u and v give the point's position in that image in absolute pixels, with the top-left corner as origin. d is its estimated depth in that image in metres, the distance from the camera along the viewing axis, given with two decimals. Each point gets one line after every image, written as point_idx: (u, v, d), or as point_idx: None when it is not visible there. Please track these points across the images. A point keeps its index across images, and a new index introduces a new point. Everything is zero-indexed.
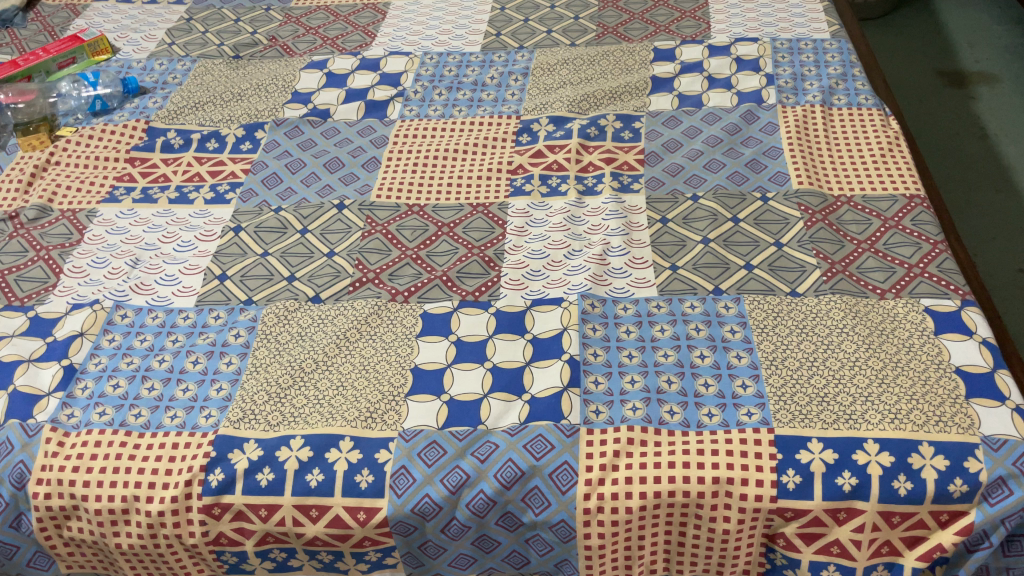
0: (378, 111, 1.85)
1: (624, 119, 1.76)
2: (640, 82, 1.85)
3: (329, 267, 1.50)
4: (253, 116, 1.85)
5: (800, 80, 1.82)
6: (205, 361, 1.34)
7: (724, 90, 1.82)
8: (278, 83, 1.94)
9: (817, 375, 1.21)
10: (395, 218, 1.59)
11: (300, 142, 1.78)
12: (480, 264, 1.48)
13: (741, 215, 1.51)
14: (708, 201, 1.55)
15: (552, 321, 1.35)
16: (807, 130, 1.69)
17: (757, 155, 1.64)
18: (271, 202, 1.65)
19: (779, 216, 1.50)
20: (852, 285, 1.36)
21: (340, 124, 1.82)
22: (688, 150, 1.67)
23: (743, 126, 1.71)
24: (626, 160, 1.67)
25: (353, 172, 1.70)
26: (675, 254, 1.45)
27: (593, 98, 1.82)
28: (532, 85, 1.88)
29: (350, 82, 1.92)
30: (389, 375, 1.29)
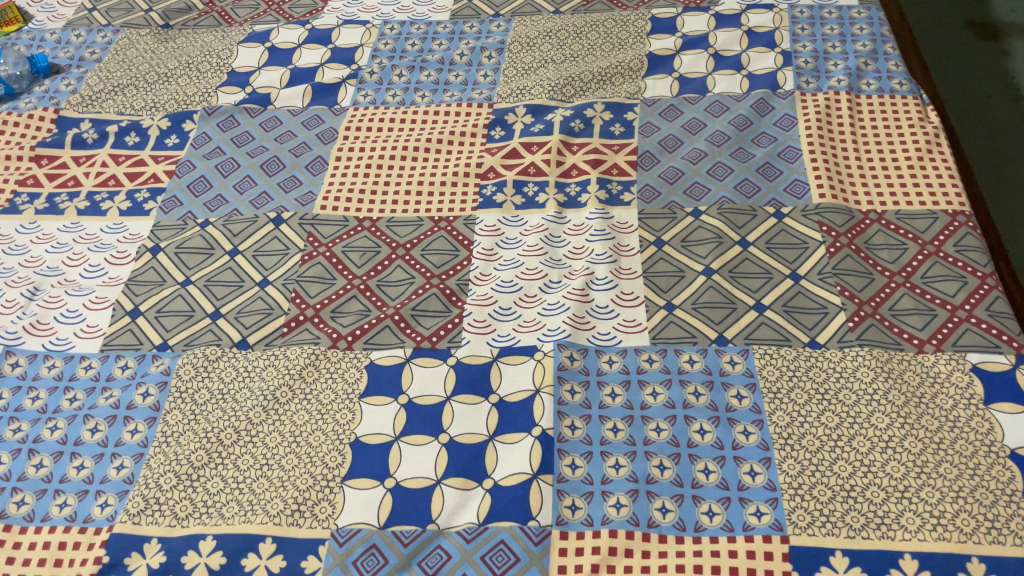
0: (327, 96, 1.58)
1: (614, 108, 1.50)
2: (633, 61, 1.58)
3: (261, 302, 1.26)
4: (181, 104, 1.59)
5: (822, 59, 1.55)
6: (105, 430, 1.12)
7: (732, 71, 1.55)
8: (213, 60, 1.66)
9: (841, 461, 1.00)
10: (342, 236, 1.35)
11: (235, 136, 1.53)
12: (439, 298, 1.25)
13: (750, 237, 1.27)
14: (712, 219, 1.30)
15: (523, 380, 1.12)
16: (830, 124, 1.43)
17: (770, 157, 1.39)
18: (197, 214, 1.41)
19: (797, 239, 1.26)
20: (883, 333, 1.13)
21: (282, 113, 1.56)
22: (689, 150, 1.42)
23: (754, 119, 1.45)
24: (616, 163, 1.42)
25: (295, 175, 1.45)
26: (671, 288, 1.22)
27: (578, 82, 1.55)
28: (507, 64, 1.61)
29: (296, 60, 1.65)
30: (323, 451, 1.07)
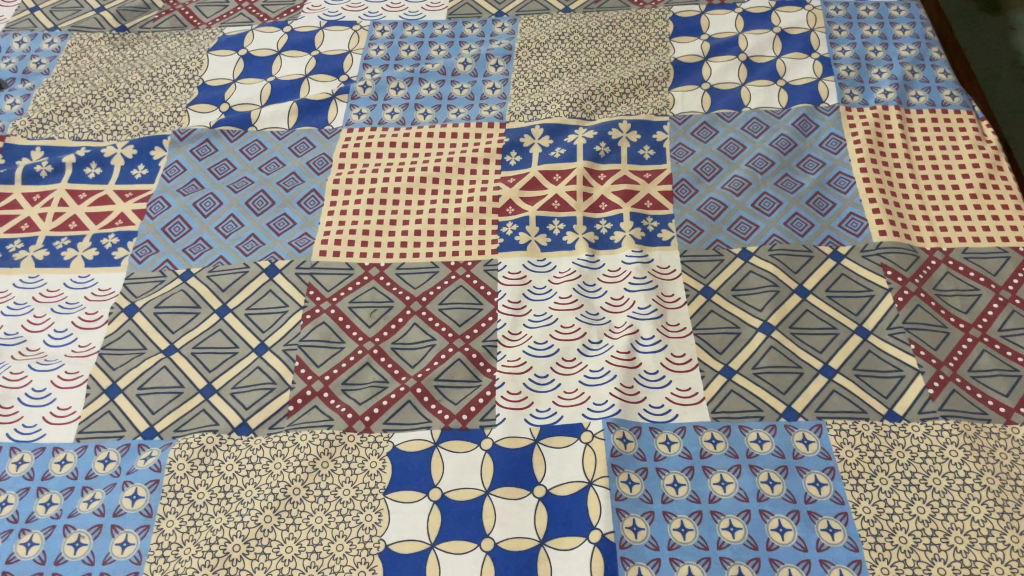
0: (315, 115, 1.40)
1: (642, 127, 1.35)
2: (657, 69, 1.43)
3: (260, 373, 1.11)
4: (147, 126, 1.39)
5: (864, 66, 1.41)
6: (89, 544, 0.96)
7: (768, 81, 1.40)
8: (180, 72, 1.46)
9: (940, 562, 0.90)
10: (347, 289, 1.19)
11: (213, 166, 1.34)
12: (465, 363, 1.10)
13: (808, 284, 1.14)
14: (764, 262, 1.17)
15: (572, 467, 0.99)
16: (881, 144, 1.30)
17: (820, 186, 1.25)
18: (176, 263, 1.23)
19: (860, 285, 1.14)
20: (967, 401, 1.02)
21: (265, 136, 1.38)
22: (729, 177, 1.28)
23: (797, 140, 1.31)
24: (649, 194, 1.27)
25: (287, 213, 1.28)
26: (727, 348, 1.09)
27: (598, 96, 1.39)
28: (516, 73, 1.44)
29: (277, 71, 1.46)
30: (349, 565, 0.94)
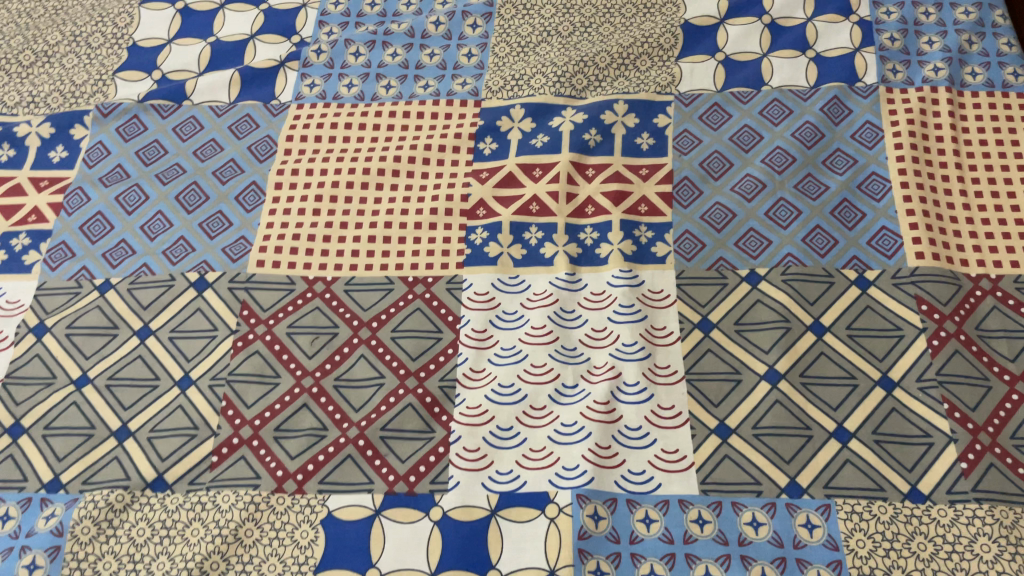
0: (260, 87, 1.20)
1: (641, 109, 1.14)
2: (664, 34, 1.20)
3: (182, 415, 0.96)
4: (67, 97, 1.20)
5: (912, 34, 1.17)
6: None
7: (794, 51, 1.17)
8: (106, 30, 1.26)
9: None
10: (287, 310, 1.03)
11: (141, 149, 1.16)
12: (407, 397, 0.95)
13: (825, 320, 0.96)
14: (775, 290, 0.99)
15: (532, 549, 0.85)
16: (926, 137, 1.08)
17: (848, 190, 1.05)
18: (94, 272, 1.07)
19: (887, 324, 0.96)
20: (1007, 479, 0.86)
21: (202, 112, 1.18)
22: (741, 177, 1.08)
23: (825, 130, 1.10)
24: (644, 196, 1.08)
25: (223, 211, 1.10)
26: (724, 401, 0.92)
27: (592, 68, 1.18)
28: (497, 36, 1.22)
29: (218, 30, 1.25)
30: None
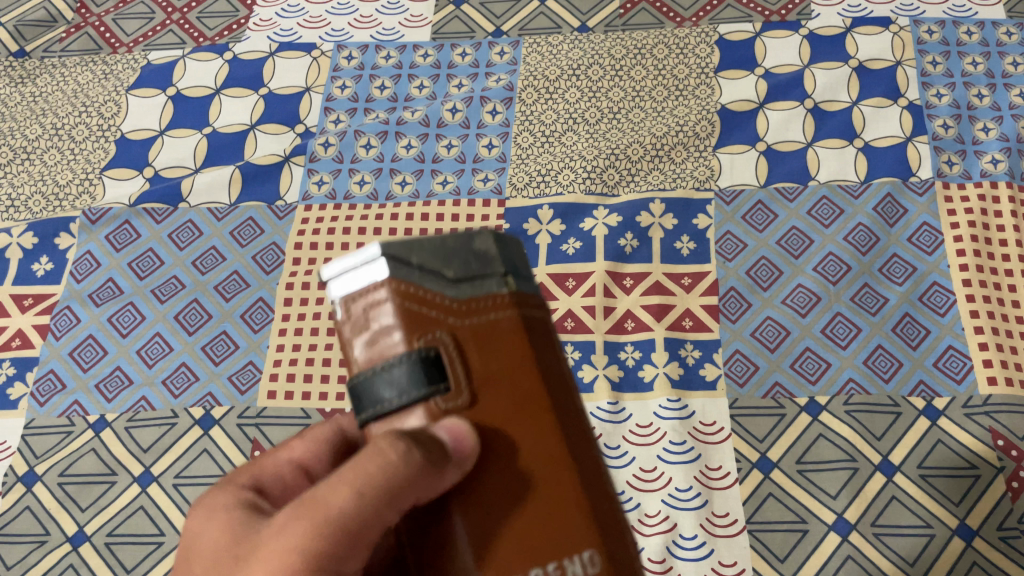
0: (263, 184, 1.10)
1: (679, 208, 1.06)
2: (699, 121, 1.11)
3: None
4: (51, 200, 1.11)
5: (966, 120, 1.09)
6: None
7: (841, 141, 1.09)
8: (92, 121, 1.17)
9: None
10: None
11: (134, 259, 1.06)
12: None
13: (894, 459, 0.89)
14: (838, 423, 0.91)
15: None
16: (990, 241, 1.01)
17: (910, 302, 0.97)
18: (87, 406, 0.97)
19: (960, 461, 0.88)
20: None
21: (200, 215, 1.09)
22: (793, 288, 0.99)
23: (880, 232, 1.02)
24: (688, 310, 0.99)
25: (227, 332, 1.00)
26: (790, 555, 0.85)
27: (623, 160, 1.09)
28: (519, 124, 1.13)
29: (214, 119, 1.16)
30: None
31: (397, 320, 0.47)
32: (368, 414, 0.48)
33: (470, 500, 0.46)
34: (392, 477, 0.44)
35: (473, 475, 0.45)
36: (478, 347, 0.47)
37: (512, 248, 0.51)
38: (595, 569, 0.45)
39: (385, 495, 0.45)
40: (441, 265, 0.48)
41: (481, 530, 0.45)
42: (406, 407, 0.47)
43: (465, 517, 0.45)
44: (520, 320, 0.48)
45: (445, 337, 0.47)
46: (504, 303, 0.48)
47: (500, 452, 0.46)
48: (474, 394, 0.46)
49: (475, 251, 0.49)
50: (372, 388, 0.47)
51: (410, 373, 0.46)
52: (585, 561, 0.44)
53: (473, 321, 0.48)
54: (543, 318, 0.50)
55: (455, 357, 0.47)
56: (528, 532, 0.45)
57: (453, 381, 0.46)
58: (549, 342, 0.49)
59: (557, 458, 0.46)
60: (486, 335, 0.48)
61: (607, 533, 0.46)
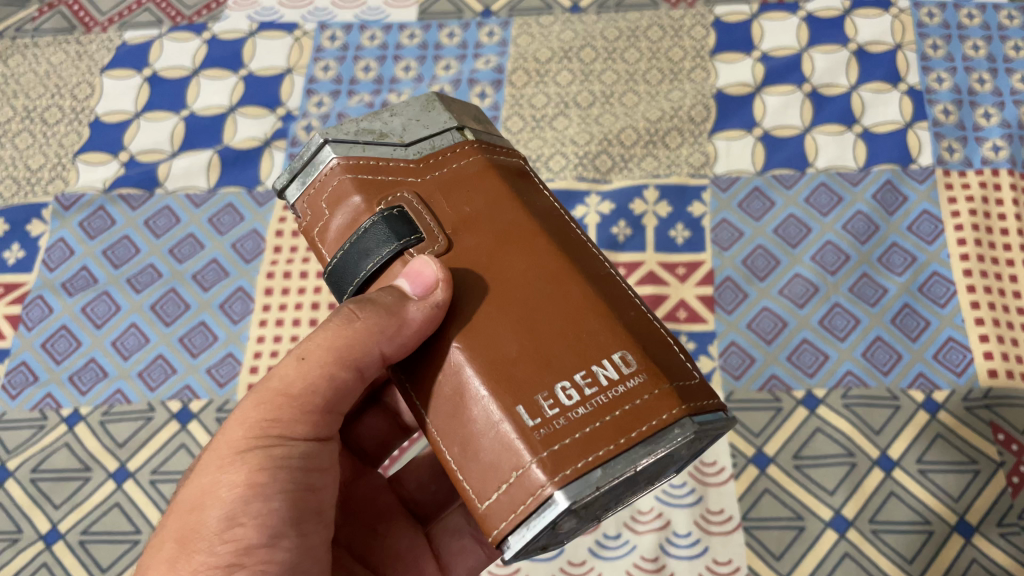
0: (243, 169, 1.06)
1: (674, 195, 1.03)
2: (694, 105, 1.08)
3: None
4: (22, 185, 1.07)
5: (967, 105, 1.06)
6: None
7: (840, 126, 1.06)
8: (64, 103, 1.13)
9: None
10: None
11: (109, 246, 1.02)
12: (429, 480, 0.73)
13: (893, 453, 0.86)
14: (836, 417, 0.89)
15: None
16: (991, 229, 0.98)
17: (910, 293, 0.95)
18: (60, 399, 0.94)
19: (960, 456, 0.86)
20: None
21: (177, 201, 1.05)
22: (790, 278, 0.97)
23: (879, 221, 0.99)
24: (682, 300, 0.97)
25: (206, 322, 0.97)
26: (786, 552, 0.83)
27: (616, 146, 1.06)
28: (509, 107, 1.09)
29: (192, 100, 1.12)
30: None
31: (365, 194, 0.56)
32: (351, 286, 0.56)
33: (479, 326, 0.51)
34: (357, 329, 0.53)
35: (461, 298, 0.52)
36: (448, 195, 0.56)
37: (453, 107, 0.62)
38: (629, 366, 0.49)
39: (349, 351, 0.54)
40: (391, 138, 0.58)
41: (497, 354, 0.50)
42: (385, 264, 0.55)
43: (477, 345, 0.51)
44: (482, 163, 0.58)
45: (412, 193, 0.56)
46: (461, 153, 0.59)
47: (494, 280, 0.53)
48: (452, 233, 0.55)
49: (424, 119, 0.60)
50: (354, 261, 0.56)
51: (379, 232, 0.54)
52: (616, 355, 0.49)
53: (437, 174, 0.57)
54: (505, 163, 0.60)
55: (426, 204, 0.56)
56: (546, 346, 0.50)
57: (424, 231, 0.55)
58: (520, 182, 0.59)
59: (553, 272, 0.52)
60: (451, 182, 0.57)
61: (630, 330, 0.51)
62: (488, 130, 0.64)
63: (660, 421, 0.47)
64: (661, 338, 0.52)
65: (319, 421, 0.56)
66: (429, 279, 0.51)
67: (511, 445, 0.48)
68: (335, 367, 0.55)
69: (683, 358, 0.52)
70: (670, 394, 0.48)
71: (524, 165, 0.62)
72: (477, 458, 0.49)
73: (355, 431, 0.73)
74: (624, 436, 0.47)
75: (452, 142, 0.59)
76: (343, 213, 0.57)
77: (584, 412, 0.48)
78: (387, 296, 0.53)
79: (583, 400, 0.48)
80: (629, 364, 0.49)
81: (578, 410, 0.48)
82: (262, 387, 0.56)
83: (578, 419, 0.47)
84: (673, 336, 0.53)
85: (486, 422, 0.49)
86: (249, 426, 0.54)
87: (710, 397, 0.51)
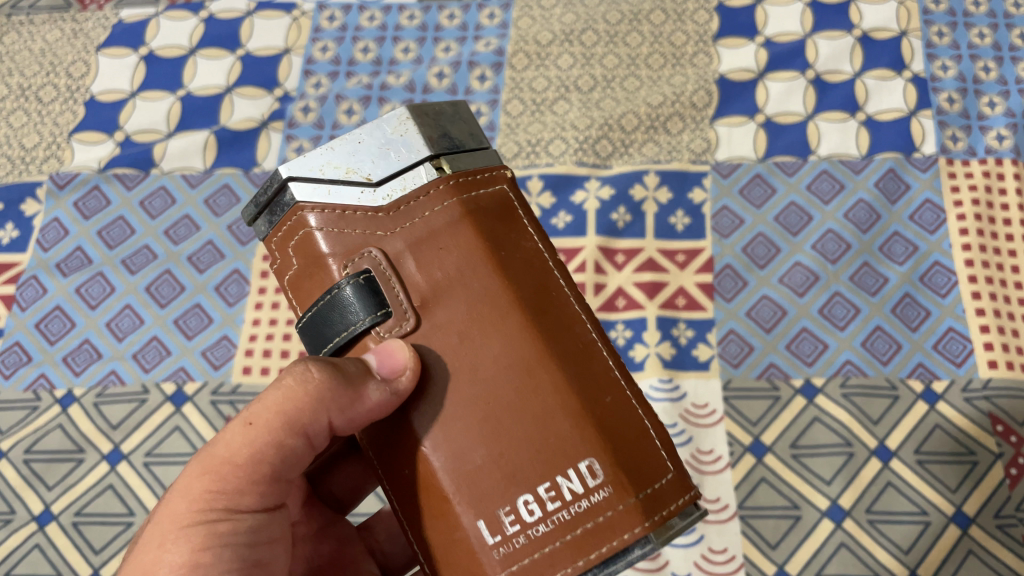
0: (239, 151, 1.05)
1: (674, 181, 1.02)
2: (697, 90, 1.07)
3: None
4: (16, 164, 1.06)
5: (971, 94, 1.05)
6: None
7: (843, 114, 1.05)
8: (60, 81, 1.11)
9: None
10: None
11: (103, 227, 1.01)
12: (398, 531, 0.72)
13: (891, 443, 0.86)
14: (834, 407, 0.88)
15: None
16: (993, 220, 0.97)
17: (911, 283, 0.94)
18: (54, 380, 0.93)
19: (959, 447, 0.85)
20: None
21: (173, 181, 1.04)
22: (790, 267, 0.96)
23: (881, 209, 0.98)
24: (681, 288, 0.96)
25: (201, 304, 0.96)
26: (782, 542, 0.82)
27: (618, 130, 1.05)
28: (509, 91, 1.08)
29: (188, 80, 1.10)
30: None
31: (334, 251, 0.52)
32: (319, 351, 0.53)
33: (444, 421, 0.48)
34: (306, 399, 0.50)
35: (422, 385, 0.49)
36: (418, 255, 0.51)
37: (433, 126, 0.54)
38: (596, 475, 0.46)
39: (301, 416, 0.51)
40: (358, 177, 0.52)
41: (460, 459, 0.47)
42: (354, 337, 0.51)
43: (441, 443, 0.48)
44: (455, 209, 0.52)
45: (380, 253, 0.51)
46: (434, 197, 0.52)
47: (461, 367, 0.49)
48: (421, 307, 0.50)
49: (394, 147, 0.53)
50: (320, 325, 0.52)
51: (348, 303, 0.50)
52: (583, 463, 0.46)
53: (406, 228, 0.51)
54: (486, 196, 0.53)
55: (394, 268, 0.51)
56: (510, 452, 0.47)
57: (393, 305, 0.50)
58: (500, 227, 0.52)
59: (525, 360, 0.48)
60: (421, 237, 0.51)
61: (602, 430, 0.47)
62: (473, 146, 0.56)
63: (623, 539, 0.46)
64: (637, 428, 0.49)
65: (266, 490, 0.53)
66: (398, 363, 0.48)
67: (471, 556, 0.47)
68: (285, 434, 0.52)
69: (660, 449, 0.48)
70: (635, 509, 0.46)
71: (510, 190, 0.55)
72: (441, 556, 0.48)
73: (326, 482, 0.68)
74: (583, 558, 0.46)
75: (425, 181, 0.52)
76: (313, 268, 0.53)
77: (546, 530, 0.46)
78: (350, 366, 0.50)
79: (544, 517, 0.46)
80: (597, 474, 0.46)
81: (539, 527, 0.46)
82: (205, 455, 0.52)
83: (538, 538, 0.46)
84: (652, 412, 0.50)
85: (449, 526, 0.48)
86: (193, 499, 0.50)
87: (684, 493, 0.48)
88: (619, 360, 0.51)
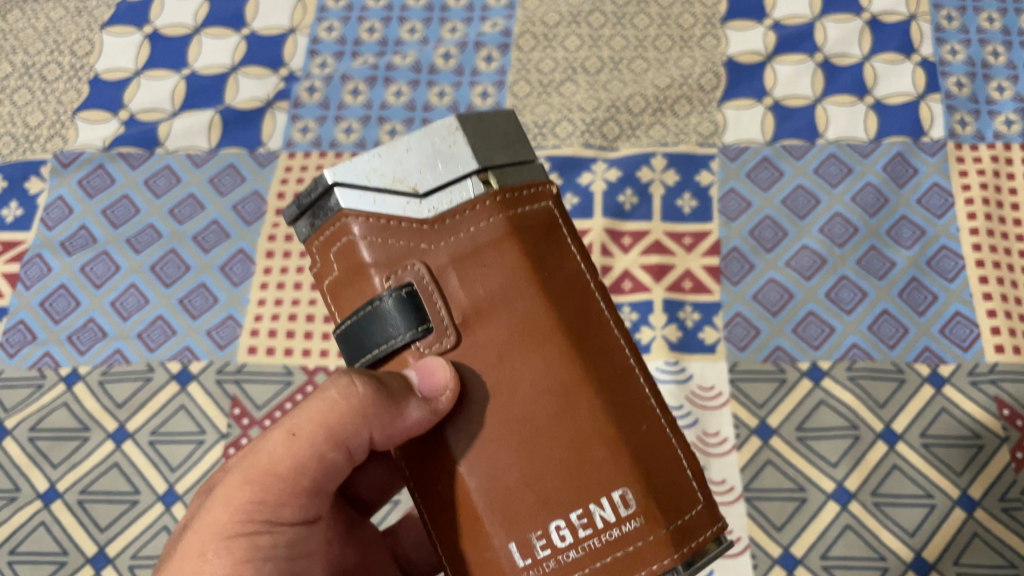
0: (244, 131, 1.05)
1: (681, 163, 1.01)
2: (704, 73, 1.06)
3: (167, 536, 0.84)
4: (20, 143, 1.05)
5: (980, 78, 1.05)
6: None
7: (851, 97, 1.04)
8: (64, 60, 1.11)
9: None
10: (283, 406, 0.88)
11: (107, 206, 1.01)
12: (425, 543, 0.73)
13: (897, 426, 0.86)
14: (840, 389, 0.88)
15: None
16: (1001, 205, 0.97)
17: (918, 267, 0.94)
18: (58, 359, 0.93)
19: (964, 430, 0.85)
20: None
21: (178, 161, 1.03)
22: (797, 251, 0.96)
23: (889, 193, 0.98)
24: (688, 271, 0.96)
25: (206, 284, 0.96)
26: (787, 524, 0.83)
27: (624, 112, 1.05)
28: (515, 72, 1.08)
29: (193, 59, 1.10)
30: None
31: (376, 260, 0.51)
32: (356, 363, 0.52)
33: (480, 441, 0.48)
34: (350, 416, 0.50)
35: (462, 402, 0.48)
36: (461, 271, 0.50)
37: (482, 139, 0.53)
38: (628, 505, 0.47)
39: (342, 430, 0.51)
40: (405, 184, 0.51)
41: (495, 480, 0.48)
42: (394, 352, 0.50)
43: (477, 464, 0.48)
44: (501, 225, 0.51)
45: (423, 266, 0.50)
46: (480, 211, 0.51)
47: (501, 387, 0.48)
48: (462, 325, 0.49)
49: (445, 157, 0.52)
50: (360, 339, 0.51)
51: (389, 319, 0.49)
52: (616, 492, 0.47)
53: (450, 241, 0.50)
54: (532, 213, 0.52)
55: (437, 283, 0.50)
56: (546, 477, 0.47)
57: (434, 321, 0.49)
58: (545, 246, 0.52)
59: (564, 387, 0.48)
60: (464, 253, 0.50)
61: (637, 462, 0.48)
62: (520, 155, 0.54)
63: (651, 570, 0.47)
64: (670, 460, 0.50)
65: (307, 503, 0.53)
66: (439, 382, 0.47)
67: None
68: (327, 447, 0.52)
69: (691, 482, 0.50)
70: (665, 540, 0.47)
71: (555, 207, 0.54)
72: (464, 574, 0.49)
73: (354, 485, 0.69)
74: None
75: (472, 195, 0.51)
76: (353, 277, 0.51)
77: (576, 556, 0.47)
78: (392, 383, 0.49)
79: (576, 543, 0.47)
80: (629, 504, 0.47)
81: (570, 553, 0.47)
82: (246, 462, 0.52)
83: (569, 563, 0.47)
84: (683, 443, 0.51)
85: (478, 547, 0.48)
86: (235, 509, 0.50)
87: (710, 525, 0.50)
88: (653, 387, 0.52)
